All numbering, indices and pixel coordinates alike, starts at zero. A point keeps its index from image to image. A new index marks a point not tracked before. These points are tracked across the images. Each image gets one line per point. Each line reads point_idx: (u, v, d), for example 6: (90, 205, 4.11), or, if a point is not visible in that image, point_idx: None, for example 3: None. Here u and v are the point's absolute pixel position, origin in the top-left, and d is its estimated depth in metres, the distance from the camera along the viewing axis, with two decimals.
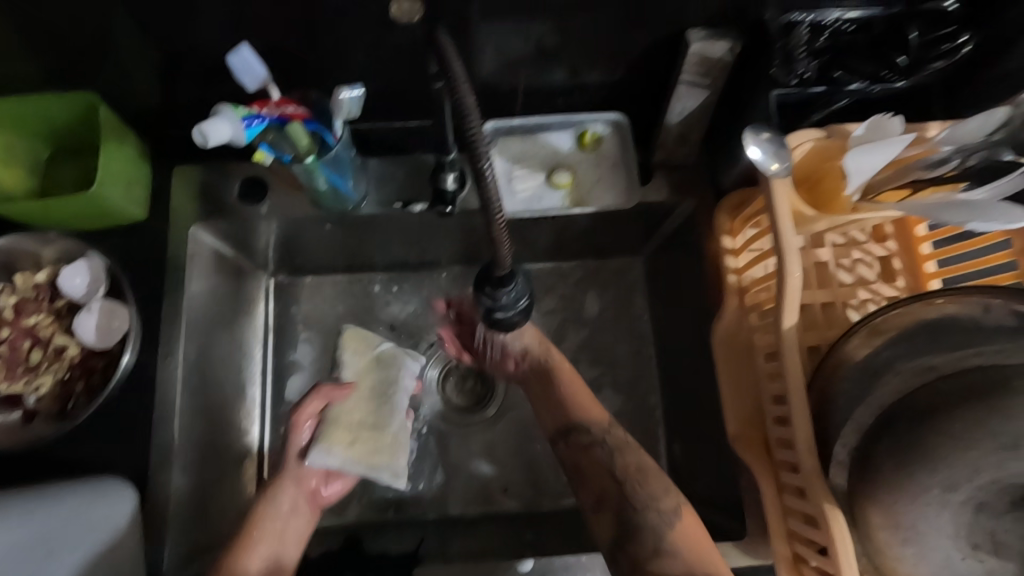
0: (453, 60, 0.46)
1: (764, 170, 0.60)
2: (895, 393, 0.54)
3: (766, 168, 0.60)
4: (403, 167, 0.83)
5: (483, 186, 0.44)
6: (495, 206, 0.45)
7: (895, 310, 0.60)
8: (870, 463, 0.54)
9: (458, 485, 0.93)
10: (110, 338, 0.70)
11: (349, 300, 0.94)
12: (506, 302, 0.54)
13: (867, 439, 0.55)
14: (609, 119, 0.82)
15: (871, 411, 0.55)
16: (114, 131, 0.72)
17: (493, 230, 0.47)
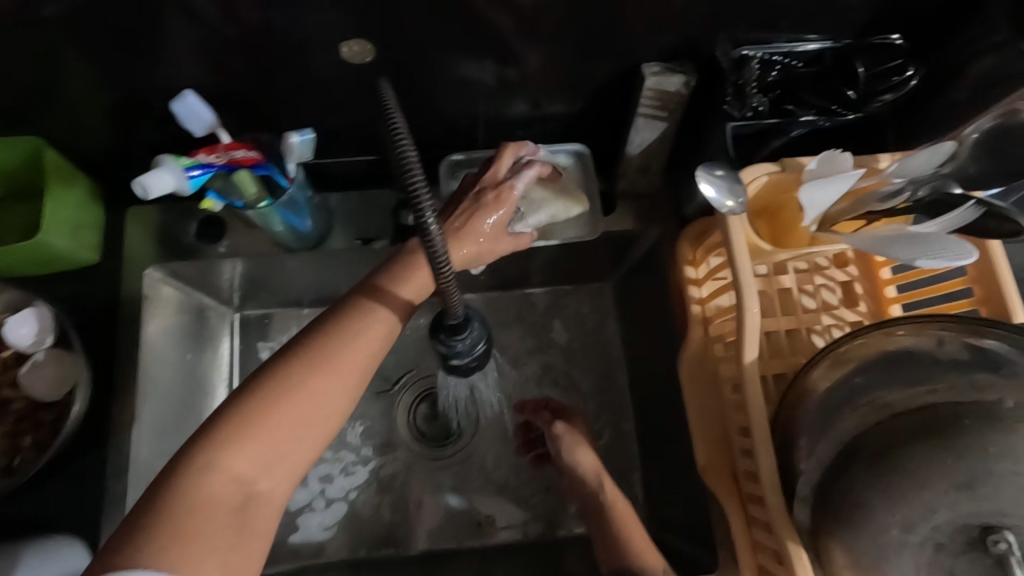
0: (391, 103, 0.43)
1: (719, 208, 0.60)
2: (854, 429, 0.54)
3: (721, 204, 0.60)
4: (365, 202, 0.82)
5: (426, 240, 0.43)
6: (440, 257, 0.44)
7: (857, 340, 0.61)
8: (831, 501, 0.53)
9: (432, 521, 0.92)
10: (61, 388, 0.68)
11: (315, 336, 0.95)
12: (462, 349, 0.53)
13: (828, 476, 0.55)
14: (571, 150, 0.82)
15: (832, 447, 0.55)
16: (61, 174, 0.70)
17: (440, 281, 0.46)
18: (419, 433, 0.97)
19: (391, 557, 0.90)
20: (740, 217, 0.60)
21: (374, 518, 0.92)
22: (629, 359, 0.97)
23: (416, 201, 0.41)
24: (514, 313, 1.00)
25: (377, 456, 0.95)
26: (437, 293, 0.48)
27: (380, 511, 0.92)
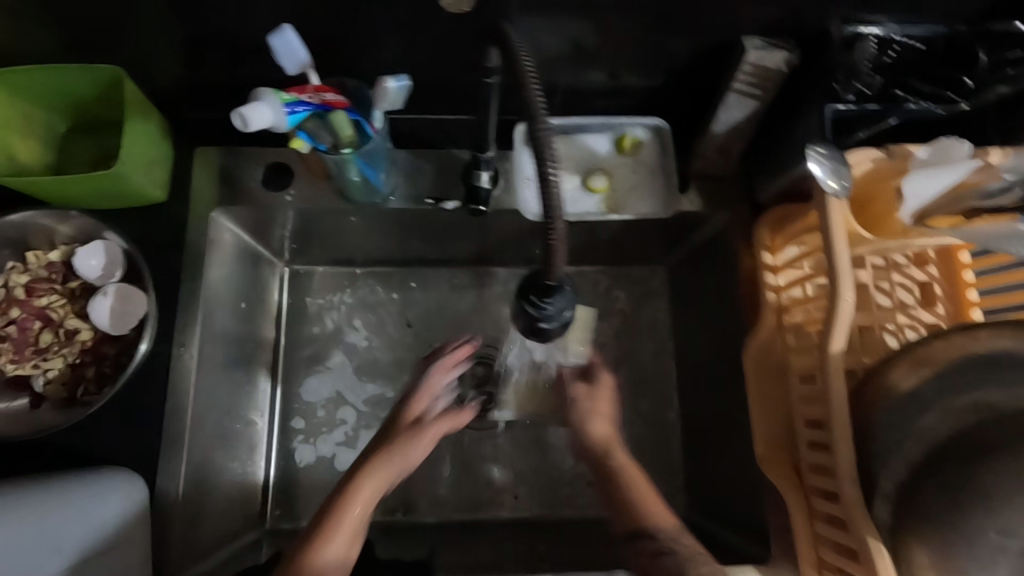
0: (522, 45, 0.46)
1: (823, 188, 0.58)
2: (949, 430, 0.52)
3: (824, 185, 0.58)
4: (432, 161, 0.79)
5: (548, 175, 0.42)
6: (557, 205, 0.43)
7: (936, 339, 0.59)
8: (917, 499, 0.52)
9: (469, 491, 0.92)
10: (126, 324, 0.68)
11: (364, 295, 0.94)
12: (551, 312, 0.51)
13: (915, 474, 0.53)
14: (649, 124, 0.80)
15: (921, 445, 0.54)
16: (138, 107, 0.69)
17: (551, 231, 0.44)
18: None
19: (428, 523, 0.91)
20: (840, 202, 0.58)
21: (412, 483, 0.92)
22: (677, 344, 0.96)
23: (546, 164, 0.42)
24: None
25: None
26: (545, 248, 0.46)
27: (417, 476, 0.92)
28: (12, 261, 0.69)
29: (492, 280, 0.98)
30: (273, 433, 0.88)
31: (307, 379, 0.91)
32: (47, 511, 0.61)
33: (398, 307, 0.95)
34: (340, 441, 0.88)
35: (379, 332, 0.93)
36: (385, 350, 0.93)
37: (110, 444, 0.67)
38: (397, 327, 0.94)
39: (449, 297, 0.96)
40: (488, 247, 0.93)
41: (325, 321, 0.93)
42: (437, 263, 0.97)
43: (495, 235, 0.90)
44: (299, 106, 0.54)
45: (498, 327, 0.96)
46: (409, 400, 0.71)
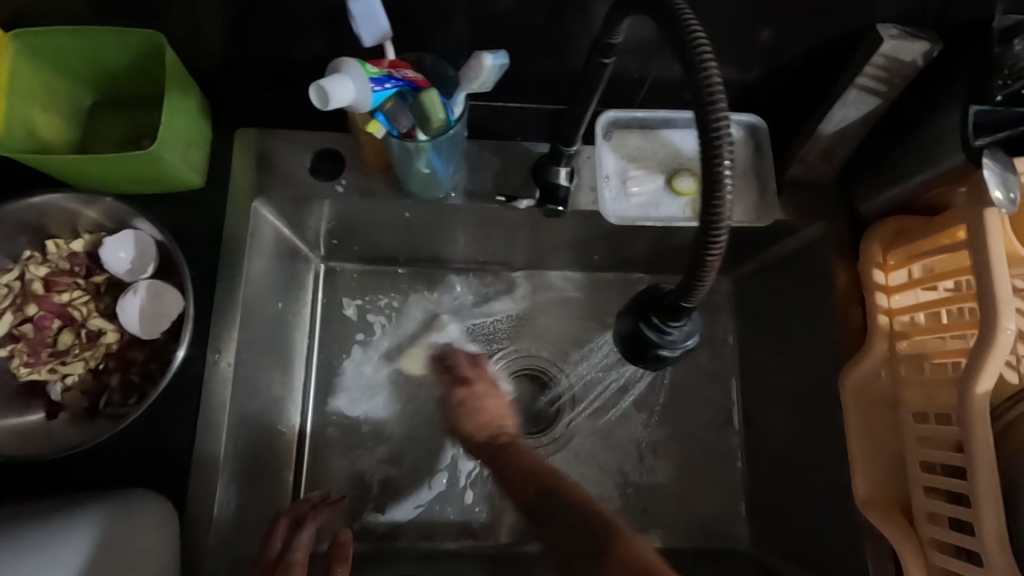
0: (688, 13, 0.38)
1: (990, 198, 0.53)
2: None
3: (994, 194, 0.53)
4: (498, 154, 0.71)
5: (717, 190, 0.36)
6: (722, 223, 0.37)
7: None
8: None
9: (512, 518, 0.80)
10: (157, 326, 0.60)
11: (404, 298, 0.86)
12: (675, 339, 0.44)
13: None
14: (743, 121, 0.71)
15: None
16: (179, 80, 0.61)
17: (705, 255, 0.38)
18: None
19: (463, 552, 0.79)
20: (999, 213, 0.54)
21: (448, 507, 0.80)
22: (742, 364, 0.86)
23: (719, 180, 0.36)
24: (618, 298, 0.90)
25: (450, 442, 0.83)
26: (695, 268, 0.38)
27: (452, 497, 0.80)
28: (29, 250, 0.61)
29: (540, 285, 0.89)
30: (304, 448, 0.80)
31: (344, 389, 0.83)
32: (51, 547, 0.52)
33: (444, 311, 0.87)
34: (381, 456, 0.81)
35: (424, 339, 0.85)
36: (427, 360, 0.85)
37: (137, 462, 0.59)
38: (443, 334, 0.86)
39: (496, 303, 0.88)
40: (543, 250, 0.84)
41: (364, 324, 0.85)
42: (482, 265, 0.88)
43: (553, 237, 0.81)
44: (385, 82, 0.48)
45: (549, 338, 0.88)
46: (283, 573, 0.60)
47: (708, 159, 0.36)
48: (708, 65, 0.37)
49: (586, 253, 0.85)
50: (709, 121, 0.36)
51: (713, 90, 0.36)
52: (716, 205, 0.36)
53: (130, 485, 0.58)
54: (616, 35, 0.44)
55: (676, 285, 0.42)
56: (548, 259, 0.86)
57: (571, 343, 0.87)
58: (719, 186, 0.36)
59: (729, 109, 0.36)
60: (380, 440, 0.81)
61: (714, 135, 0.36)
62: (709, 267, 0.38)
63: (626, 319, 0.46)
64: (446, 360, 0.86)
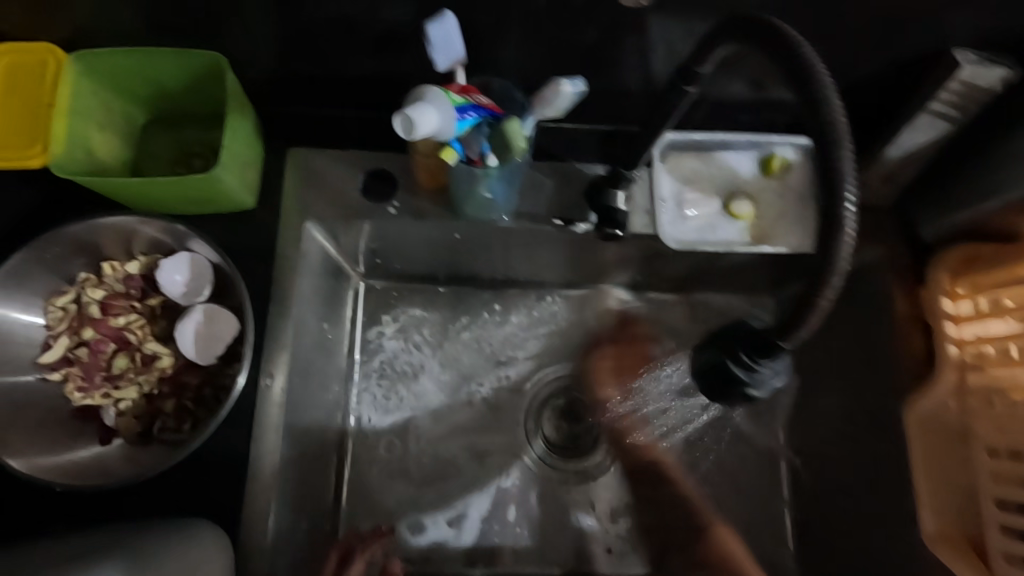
0: (805, 46, 0.37)
1: None
2: None
3: None
4: (552, 175, 0.70)
5: (836, 230, 0.36)
6: (839, 264, 0.36)
7: None
8: None
9: (555, 544, 0.79)
10: (212, 350, 0.59)
11: (445, 318, 0.85)
12: (762, 378, 0.43)
13: None
14: (800, 144, 0.70)
15: None
16: (237, 101, 0.60)
17: (815, 296, 0.37)
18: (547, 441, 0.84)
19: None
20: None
21: (488, 533, 0.78)
22: None
23: (840, 218, 0.36)
24: (661, 318, 0.87)
25: (488, 465, 0.81)
26: (803, 309, 0.38)
27: (492, 522, 0.79)
28: (84, 271, 0.60)
29: (580, 305, 0.88)
30: (346, 469, 0.79)
31: (384, 409, 0.81)
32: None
33: (485, 330, 0.86)
34: (423, 478, 0.79)
35: (466, 358, 0.84)
36: (468, 380, 0.84)
37: (190, 488, 0.58)
38: (485, 354, 0.85)
39: (536, 323, 0.87)
40: (586, 269, 0.83)
41: (407, 344, 0.83)
42: (522, 284, 0.86)
43: (597, 257, 0.80)
44: (467, 111, 0.47)
45: (591, 359, 0.86)
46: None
47: (829, 198, 0.36)
48: (831, 101, 0.36)
49: (630, 272, 0.84)
50: (830, 158, 0.36)
51: (836, 129, 0.36)
52: (833, 243, 0.36)
53: (184, 512, 0.57)
54: (706, 62, 0.44)
55: (776, 321, 0.41)
56: (589, 278, 0.85)
57: (614, 364, 0.86)
58: (841, 228, 0.36)
59: (851, 146, 0.36)
60: (420, 464, 0.80)
61: (837, 174, 0.36)
62: (815, 307, 0.37)
63: (714, 354, 0.44)
64: (487, 381, 0.85)
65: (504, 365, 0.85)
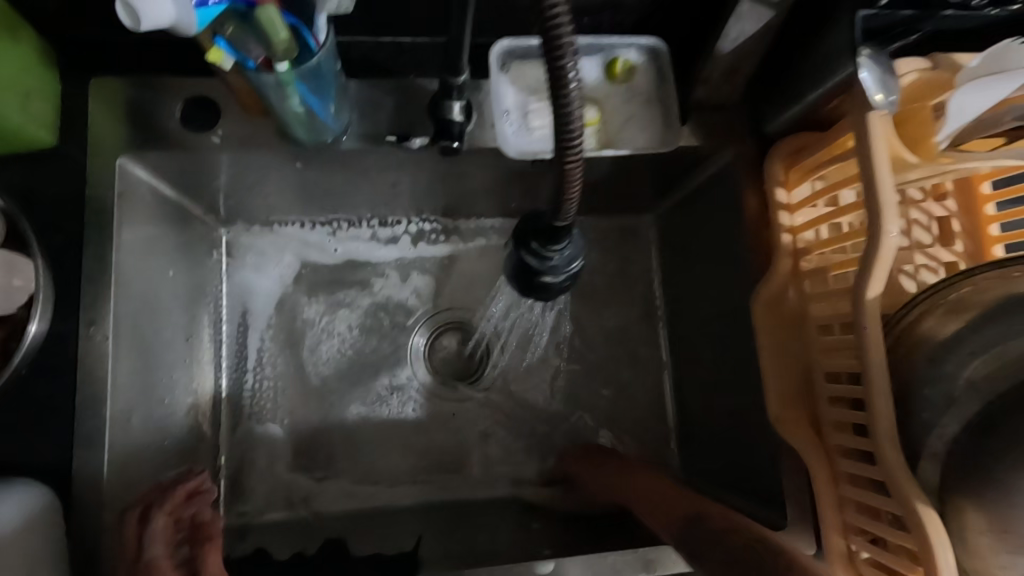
0: None
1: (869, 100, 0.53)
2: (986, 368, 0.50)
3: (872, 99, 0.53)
4: (391, 93, 0.67)
5: (565, 99, 0.37)
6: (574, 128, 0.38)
7: (966, 282, 0.55)
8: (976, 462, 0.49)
9: (447, 466, 0.80)
10: (13, 301, 0.54)
11: (316, 271, 0.82)
12: (557, 263, 0.46)
13: (973, 433, 0.50)
14: (644, 46, 0.68)
15: (960, 418, 0.50)
16: (2, 18, 0.53)
17: (567, 166, 0.39)
18: (435, 374, 0.84)
19: (409, 509, 0.78)
20: (882, 114, 0.54)
21: (378, 466, 0.79)
22: (668, 299, 0.87)
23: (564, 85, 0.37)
24: None
25: (378, 402, 0.81)
26: (559, 178, 0.40)
27: (381, 461, 0.79)
28: None
29: (462, 235, 0.86)
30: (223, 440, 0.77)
31: (258, 363, 0.79)
32: None
33: (360, 273, 0.83)
34: (288, 418, 0.79)
35: (341, 306, 0.82)
36: (343, 323, 0.82)
37: (7, 450, 0.54)
38: (360, 296, 0.83)
39: (412, 265, 0.85)
40: (455, 200, 0.82)
41: (278, 299, 0.81)
42: (397, 219, 0.84)
43: (465, 183, 0.78)
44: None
45: (473, 289, 0.86)
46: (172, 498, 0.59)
47: (556, 92, 0.37)
48: None
49: (504, 199, 0.82)
50: (556, 55, 0.36)
51: (560, 23, 0.35)
52: (568, 127, 0.38)
53: (5, 475, 0.54)
54: None
55: (550, 203, 0.43)
56: (462, 207, 0.83)
57: (493, 290, 0.86)
58: (566, 90, 0.37)
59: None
60: (310, 411, 0.79)
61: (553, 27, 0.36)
62: (571, 176, 0.40)
63: (507, 260, 0.50)
64: (363, 321, 0.83)
65: (373, 300, 0.83)
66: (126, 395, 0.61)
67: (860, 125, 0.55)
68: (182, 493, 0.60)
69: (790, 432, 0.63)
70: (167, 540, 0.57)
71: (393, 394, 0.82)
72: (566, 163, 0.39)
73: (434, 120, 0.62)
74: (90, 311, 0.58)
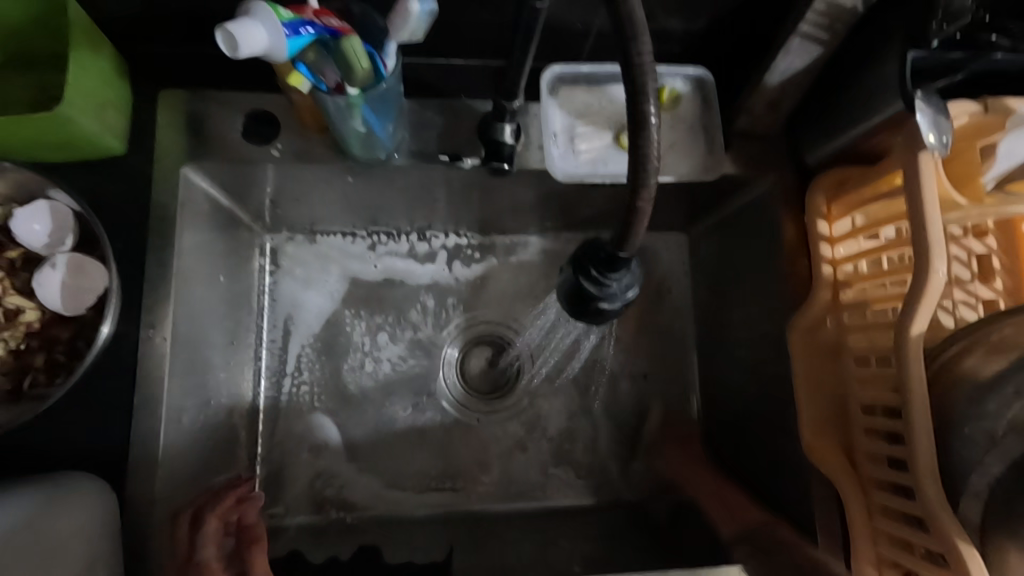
0: None
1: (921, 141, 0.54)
2: None
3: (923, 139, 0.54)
4: (442, 113, 0.69)
5: (645, 139, 0.39)
6: (650, 165, 0.40)
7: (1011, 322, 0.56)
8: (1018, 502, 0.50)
9: (475, 478, 0.81)
10: (82, 302, 0.57)
11: (357, 282, 0.85)
12: (614, 291, 0.47)
13: (1017, 473, 0.50)
14: (690, 75, 0.70)
15: (1003, 458, 0.51)
16: (88, 35, 0.56)
17: (637, 203, 0.41)
18: (468, 386, 0.85)
19: (437, 519, 0.80)
20: (932, 156, 0.55)
21: (409, 474, 0.80)
22: (700, 321, 0.87)
23: (645, 125, 0.39)
24: None
25: (411, 411, 0.83)
26: (628, 214, 0.41)
27: (411, 470, 0.81)
28: None
29: (498, 251, 0.88)
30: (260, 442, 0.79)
31: (297, 368, 0.81)
32: None
33: (399, 286, 0.85)
34: (324, 422, 0.80)
35: (380, 324, 0.84)
36: (380, 333, 0.84)
37: (70, 441, 0.57)
38: (396, 308, 0.85)
39: (448, 281, 0.87)
40: (496, 217, 0.83)
41: (320, 307, 0.83)
42: (436, 233, 0.86)
43: (506, 200, 0.80)
44: (302, 27, 0.45)
45: (506, 303, 0.87)
46: (219, 501, 0.63)
47: (635, 129, 0.39)
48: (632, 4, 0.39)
49: (541, 217, 0.84)
50: (638, 93, 0.39)
51: (641, 66, 0.38)
52: (642, 162, 0.40)
53: (66, 468, 0.56)
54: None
55: (612, 235, 0.45)
56: (502, 224, 0.85)
57: (528, 305, 0.87)
58: (646, 131, 0.39)
59: (652, 48, 0.39)
60: (347, 415, 0.81)
61: (639, 72, 0.39)
62: (640, 214, 0.41)
63: (561, 284, 0.51)
64: (399, 333, 0.84)
65: (413, 332, 0.85)
66: (177, 395, 0.63)
67: (908, 164, 0.56)
68: (231, 507, 0.63)
69: (825, 461, 0.64)
70: (216, 540, 0.61)
71: (426, 404, 0.83)
72: (638, 198, 0.41)
73: (486, 141, 0.65)
74: (152, 313, 0.60)
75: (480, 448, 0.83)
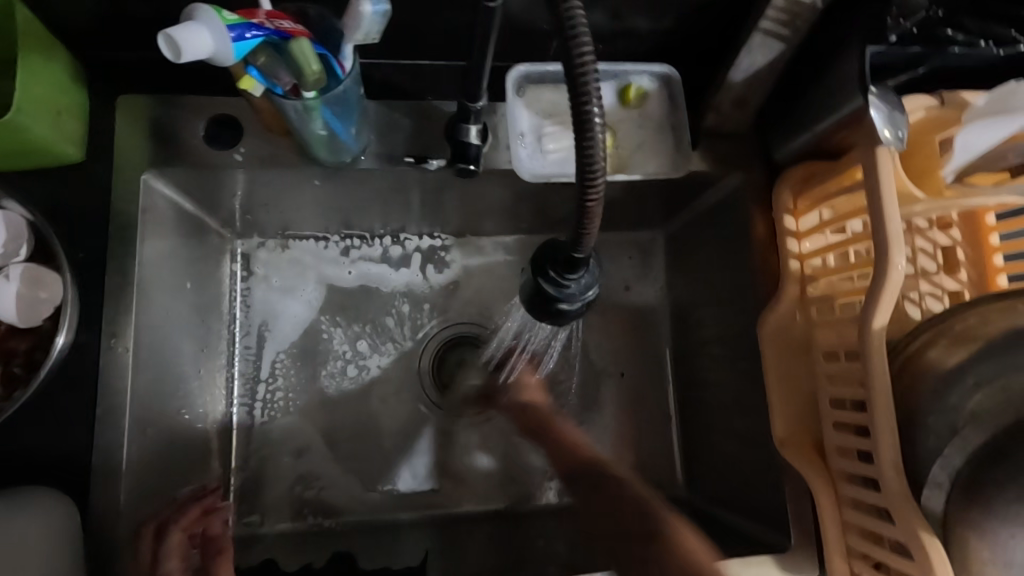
0: None
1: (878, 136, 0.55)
2: None
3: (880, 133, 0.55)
4: (409, 114, 0.68)
5: (590, 139, 0.39)
6: (596, 165, 0.39)
7: (972, 314, 0.56)
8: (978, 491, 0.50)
9: (452, 480, 0.81)
10: (38, 313, 0.56)
11: (330, 286, 0.84)
12: (573, 292, 0.47)
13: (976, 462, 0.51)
14: (656, 73, 0.70)
15: (964, 448, 0.51)
16: (38, 40, 0.55)
17: (587, 204, 0.41)
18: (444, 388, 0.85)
19: (415, 521, 0.79)
20: (890, 151, 0.56)
21: (385, 478, 0.80)
22: (675, 317, 0.87)
23: (589, 125, 0.39)
24: None
25: (386, 414, 0.82)
26: (580, 215, 0.41)
27: (388, 474, 0.80)
28: None
29: (473, 252, 0.87)
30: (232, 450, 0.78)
31: (270, 375, 0.80)
32: None
33: (372, 288, 0.85)
34: (298, 428, 0.79)
35: (354, 328, 0.83)
36: (354, 337, 0.83)
37: (29, 455, 0.55)
38: (370, 312, 0.84)
39: (422, 282, 0.86)
40: (469, 218, 0.83)
41: (292, 312, 0.82)
42: (409, 234, 0.86)
43: (478, 200, 0.79)
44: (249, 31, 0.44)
45: (481, 304, 0.87)
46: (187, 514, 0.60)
47: (580, 129, 0.39)
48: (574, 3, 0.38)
49: (514, 216, 0.83)
50: (580, 94, 0.38)
51: (583, 64, 0.38)
52: (589, 162, 0.40)
53: (25, 482, 0.55)
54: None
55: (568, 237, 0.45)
56: (475, 224, 0.84)
57: (503, 305, 0.87)
58: (591, 131, 0.39)
59: (594, 47, 0.38)
60: (321, 420, 0.80)
61: (581, 71, 0.38)
62: (591, 214, 0.41)
63: (524, 285, 0.52)
64: (373, 336, 0.84)
65: (388, 335, 0.84)
66: (141, 406, 0.62)
67: (868, 158, 0.57)
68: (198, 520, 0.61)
69: (795, 455, 0.64)
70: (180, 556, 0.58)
71: (401, 407, 0.83)
72: (589, 199, 0.41)
73: (451, 141, 0.64)
74: (112, 322, 0.59)
75: (456, 450, 0.82)
